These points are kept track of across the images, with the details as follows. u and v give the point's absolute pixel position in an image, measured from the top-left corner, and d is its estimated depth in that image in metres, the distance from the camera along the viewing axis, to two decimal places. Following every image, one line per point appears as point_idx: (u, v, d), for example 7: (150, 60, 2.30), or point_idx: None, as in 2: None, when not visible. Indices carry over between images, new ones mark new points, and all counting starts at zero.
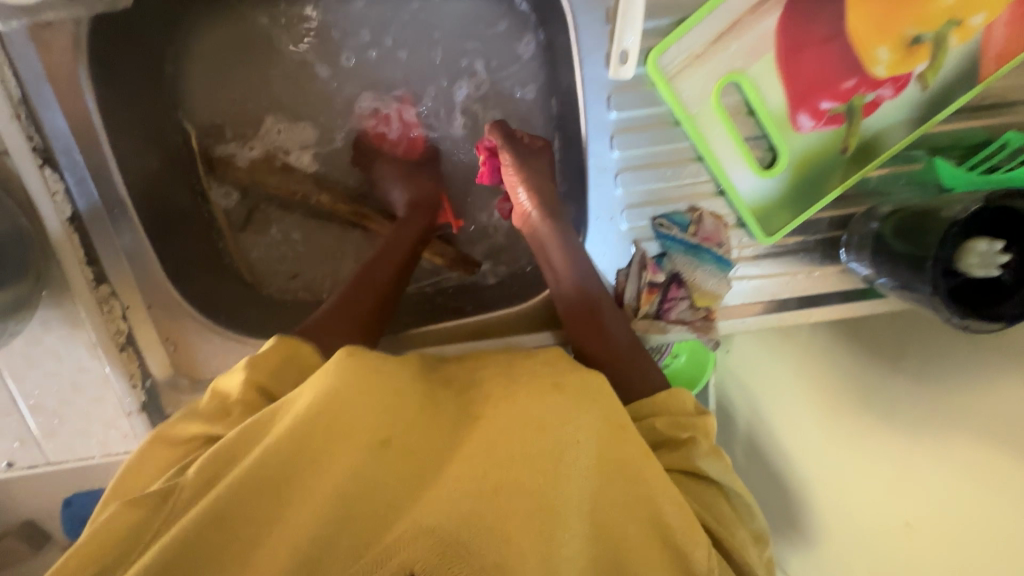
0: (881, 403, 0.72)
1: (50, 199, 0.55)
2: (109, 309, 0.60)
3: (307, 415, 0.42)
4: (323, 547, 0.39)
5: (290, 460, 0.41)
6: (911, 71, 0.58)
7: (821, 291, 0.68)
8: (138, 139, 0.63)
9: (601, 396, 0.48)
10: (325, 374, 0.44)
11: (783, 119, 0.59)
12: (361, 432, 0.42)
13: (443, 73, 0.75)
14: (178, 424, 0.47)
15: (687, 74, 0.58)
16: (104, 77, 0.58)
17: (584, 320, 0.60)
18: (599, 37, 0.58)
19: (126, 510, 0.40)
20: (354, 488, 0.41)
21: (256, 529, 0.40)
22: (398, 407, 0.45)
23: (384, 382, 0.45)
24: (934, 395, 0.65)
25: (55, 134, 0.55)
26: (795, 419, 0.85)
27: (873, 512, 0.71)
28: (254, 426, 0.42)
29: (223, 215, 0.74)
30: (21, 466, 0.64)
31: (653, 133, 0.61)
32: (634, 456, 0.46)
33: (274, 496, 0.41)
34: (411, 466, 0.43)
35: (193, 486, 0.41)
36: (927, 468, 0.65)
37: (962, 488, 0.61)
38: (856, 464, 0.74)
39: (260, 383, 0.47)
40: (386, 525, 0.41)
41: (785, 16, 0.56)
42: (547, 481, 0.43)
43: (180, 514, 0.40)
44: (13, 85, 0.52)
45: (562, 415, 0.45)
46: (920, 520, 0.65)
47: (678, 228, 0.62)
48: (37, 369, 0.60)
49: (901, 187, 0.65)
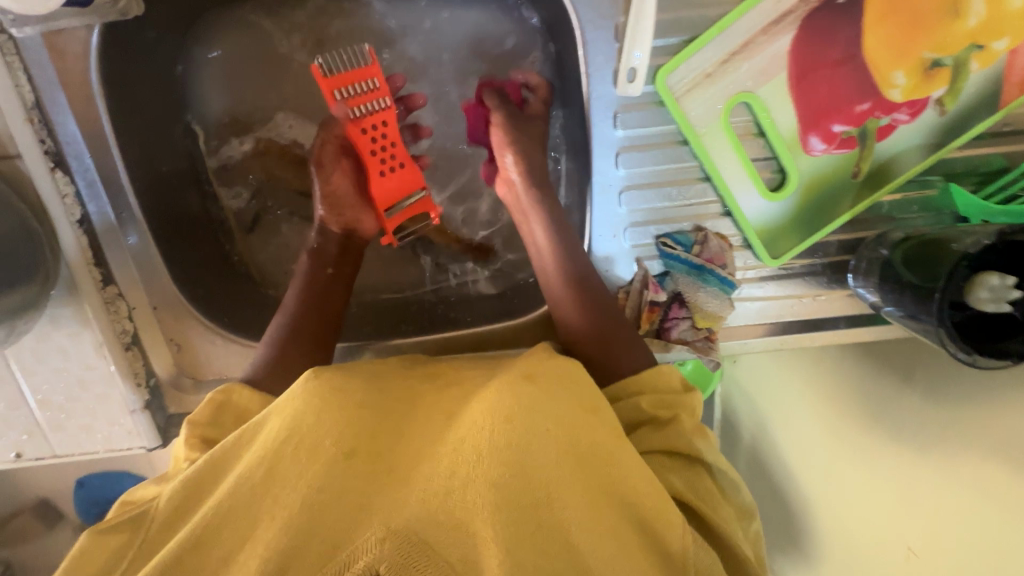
0: (883, 423, 0.71)
1: (61, 202, 0.57)
2: (115, 309, 0.62)
3: (275, 431, 0.46)
4: (293, 552, 0.43)
5: (261, 475, 0.45)
6: (928, 96, 0.57)
7: (825, 315, 0.67)
8: (149, 143, 0.64)
9: (567, 383, 0.50)
10: (292, 394, 0.48)
11: (793, 141, 0.58)
12: (326, 445, 0.46)
13: (451, 83, 0.75)
14: (137, 490, 0.51)
15: (696, 94, 0.57)
16: (116, 82, 0.59)
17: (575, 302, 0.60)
18: (609, 53, 0.57)
19: (98, 537, 0.45)
20: (322, 497, 0.44)
21: (231, 542, 0.44)
22: (363, 418, 0.49)
23: (344, 399, 0.49)
24: (943, 414, 0.66)
25: (67, 138, 0.57)
26: (801, 435, 0.81)
27: (873, 536, 0.70)
28: (230, 445, 0.47)
29: (233, 216, 0.74)
30: (28, 458, 0.65)
31: (659, 152, 0.60)
32: (603, 439, 0.48)
33: (247, 510, 0.44)
34: (381, 474, 0.47)
35: (168, 511, 0.45)
36: (932, 492, 0.64)
37: (965, 516, 0.60)
38: (858, 484, 0.73)
39: (202, 430, 0.51)
40: (353, 532, 0.44)
41: (799, 37, 0.55)
42: (505, 489, 0.44)
43: (157, 538, 0.45)
44: (27, 89, 0.54)
45: (523, 416, 0.46)
46: (920, 545, 0.64)
47: (681, 247, 0.62)
48: (45, 364, 0.61)
49: (915, 213, 0.64)
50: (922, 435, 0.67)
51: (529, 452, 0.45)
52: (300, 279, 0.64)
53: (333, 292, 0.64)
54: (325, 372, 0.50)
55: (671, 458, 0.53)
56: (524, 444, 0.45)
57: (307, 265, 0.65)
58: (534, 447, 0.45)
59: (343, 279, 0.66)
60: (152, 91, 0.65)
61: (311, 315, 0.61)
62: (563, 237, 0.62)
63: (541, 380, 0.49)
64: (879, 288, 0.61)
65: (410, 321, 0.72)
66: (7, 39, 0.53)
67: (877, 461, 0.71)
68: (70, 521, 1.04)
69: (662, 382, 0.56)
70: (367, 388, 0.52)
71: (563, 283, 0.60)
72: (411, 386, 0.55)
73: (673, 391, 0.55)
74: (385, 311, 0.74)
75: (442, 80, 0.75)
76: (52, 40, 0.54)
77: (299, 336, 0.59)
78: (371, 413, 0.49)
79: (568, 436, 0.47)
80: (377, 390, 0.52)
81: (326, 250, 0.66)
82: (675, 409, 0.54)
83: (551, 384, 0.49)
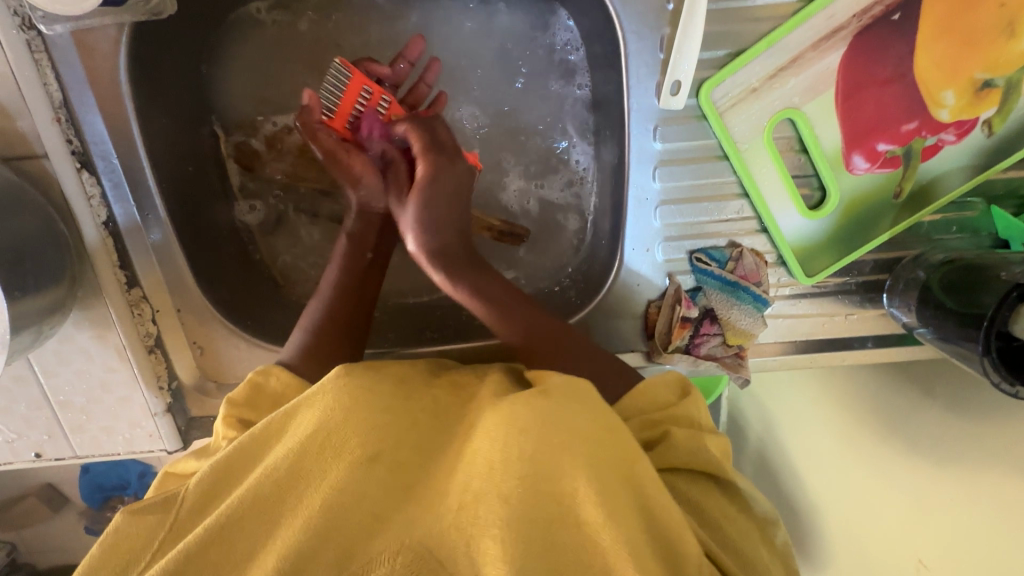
0: (907, 435, 0.70)
1: (87, 203, 0.56)
2: (139, 313, 0.61)
3: (305, 426, 0.45)
4: (306, 558, 0.41)
5: (284, 471, 0.44)
6: (976, 117, 0.55)
7: (856, 334, 0.66)
8: (174, 142, 0.63)
9: (585, 399, 0.47)
10: (322, 390, 0.47)
11: (836, 159, 0.57)
12: (352, 445, 0.44)
13: (482, 85, 0.74)
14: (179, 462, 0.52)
15: (739, 109, 0.56)
16: (145, 81, 0.58)
17: (545, 339, 0.57)
18: (651, 66, 0.56)
19: (132, 519, 0.44)
20: (342, 501, 0.43)
21: (251, 539, 0.42)
22: (391, 425, 0.47)
23: (374, 401, 0.47)
24: (963, 427, 0.65)
25: (94, 138, 0.56)
26: (813, 443, 0.82)
27: (886, 546, 0.70)
28: (260, 435, 0.46)
29: (251, 227, 0.73)
30: (48, 458, 0.65)
31: (697, 167, 0.58)
32: (618, 458, 0.45)
33: (267, 508, 0.43)
34: (402, 486, 0.45)
35: (197, 495, 0.44)
36: (950, 510, 0.64)
37: (982, 536, 0.60)
38: (871, 496, 0.73)
39: (240, 410, 0.51)
40: (369, 543, 0.43)
41: (849, 54, 0.53)
42: (527, 500, 0.42)
43: (184, 525, 0.44)
44: (55, 88, 0.53)
45: (543, 425, 0.44)
46: (933, 559, 0.64)
47: (715, 263, 0.61)
48: (68, 367, 0.60)
49: (954, 234, 0.63)
50: (947, 450, 0.66)
51: (547, 463, 0.43)
52: (335, 261, 0.63)
53: (359, 293, 0.62)
54: (355, 371, 0.49)
55: (671, 472, 0.52)
56: (538, 456, 0.43)
57: (346, 250, 0.64)
58: (549, 457, 0.43)
59: (376, 272, 0.64)
60: (177, 88, 0.63)
61: (334, 329, 0.58)
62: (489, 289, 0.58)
63: (556, 395, 0.46)
64: (918, 309, 0.60)
65: (436, 327, 0.72)
66: (35, 35, 0.51)
67: (901, 476, 0.70)
68: (75, 505, 1.03)
69: (650, 398, 0.54)
70: (394, 394, 0.49)
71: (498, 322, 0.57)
72: (437, 399, 0.52)
73: (667, 404, 0.54)
74: (405, 317, 0.73)
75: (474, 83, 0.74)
76: (82, 38, 0.53)
77: (314, 355, 0.56)
78: (396, 422, 0.47)
79: (589, 450, 0.44)
80: (404, 400, 0.49)
81: (365, 236, 0.65)
82: (665, 425, 0.53)
83: (566, 396, 0.46)
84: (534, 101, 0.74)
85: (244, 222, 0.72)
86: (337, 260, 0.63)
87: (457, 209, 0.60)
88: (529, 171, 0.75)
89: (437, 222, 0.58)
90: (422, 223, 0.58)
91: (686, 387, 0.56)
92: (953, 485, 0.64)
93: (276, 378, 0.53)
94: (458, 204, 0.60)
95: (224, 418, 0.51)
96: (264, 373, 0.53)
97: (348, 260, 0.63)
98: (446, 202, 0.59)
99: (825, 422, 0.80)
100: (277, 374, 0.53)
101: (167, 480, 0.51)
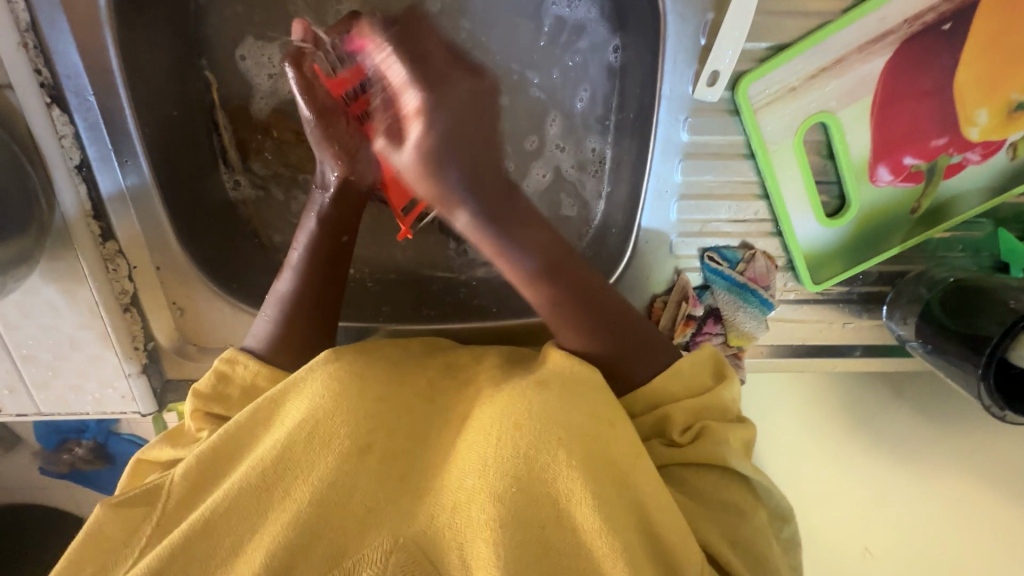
0: (875, 432, 0.73)
1: (58, 143, 0.51)
2: (114, 268, 0.56)
3: (295, 414, 0.43)
4: (299, 552, 0.40)
5: (274, 463, 0.41)
6: (1005, 138, 0.55)
7: (848, 342, 0.66)
8: (160, 80, 0.56)
9: (586, 390, 0.43)
10: (308, 375, 0.44)
11: (862, 168, 0.56)
12: (341, 436, 0.42)
13: (506, 42, 0.67)
14: (155, 447, 0.49)
15: (775, 108, 0.53)
16: (128, 11, 0.51)
17: (591, 309, 0.47)
18: (690, 51, 0.53)
19: (112, 515, 0.42)
20: (333, 494, 0.41)
21: (239, 535, 0.40)
22: (384, 413, 0.43)
23: (362, 390, 0.44)
24: (930, 428, 0.72)
25: (66, 70, 0.49)
26: (793, 436, 0.75)
27: (844, 535, 0.74)
28: (246, 420, 0.43)
29: (248, 202, 0.66)
30: (8, 413, 0.61)
31: (720, 164, 0.56)
32: (621, 456, 0.42)
33: (257, 497, 0.41)
34: (395, 477, 0.42)
35: (183, 486, 0.42)
36: (898, 502, 0.73)
37: (926, 518, 0.72)
38: (841, 491, 0.74)
39: (206, 401, 0.49)
40: (362, 538, 0.40)
41: (893, 61, 0.52)
42: (518, 501, 0.40)
43: (173, 517, 0.42)
44: (21, 7, 0.47)
45: (547, 425, 0.41)
46: (879, 547, 0.73)
47: (727, 263, 0.60)
48: (31, 321, 0.56)
49: (958, 253, 0.63)
50: (910, 449, 0.72)
51: (554, 474, 0.40)
52: (304, 240, 0.53)
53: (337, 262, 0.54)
54: (346, 355, 0.46)
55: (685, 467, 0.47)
56: (528, 453, 0.41)
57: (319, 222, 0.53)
58: (544, 457, 0.40)
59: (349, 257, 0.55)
60: (165, 19, 0.56)
61: (331, 312, 0.54)
62: (525, 238, 0.45)
63: (555, 386, 0.43)
64: (917, 324, 0.61)
65: (431, 303, 0.69)
66: None
67: (866, 468, 0.74)
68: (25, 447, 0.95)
69: (683, 385, 0.49)
70: (388, 380, 0.45)
71: (568, 317, 0.47)
72: (432, 380, 0.48)
73: (701, 391, 0.49)
74: (400, 287, 0.69)
75: (496, 42, 0.67)
76: None
77: (292, 332, 0.52)
78: (390, 411, 0.44)
79: (588, 453, 0.41)
80: (399, 384, 0.46)
81: (348, 210, 0.54)
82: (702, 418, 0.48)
83: (566, 388, 0.43)
84: (556, 68, 0.68)
85: (236, 199, 0.65)
86: (304, 238, 0.53)
87: (487, 128, 0.43)
88: (552, 131, 0.70)
89: (467, 141, 0.42)
90: (447, 140, 0.41)
91: (722, 369, 0.50)
92: (914, 473, 0.72)
93: (244, 367, 0.49)
94: (487, 127, 0.43)
95: (194, 410, 0.49)
96: (230, 360, 0.50)
97: (320, 241, 0.53)
98: (482, 120, 0.42)
99: (805, 415, 0.74)
100: (245, 363, 0.50)
101: (141, 467, 0.49)
